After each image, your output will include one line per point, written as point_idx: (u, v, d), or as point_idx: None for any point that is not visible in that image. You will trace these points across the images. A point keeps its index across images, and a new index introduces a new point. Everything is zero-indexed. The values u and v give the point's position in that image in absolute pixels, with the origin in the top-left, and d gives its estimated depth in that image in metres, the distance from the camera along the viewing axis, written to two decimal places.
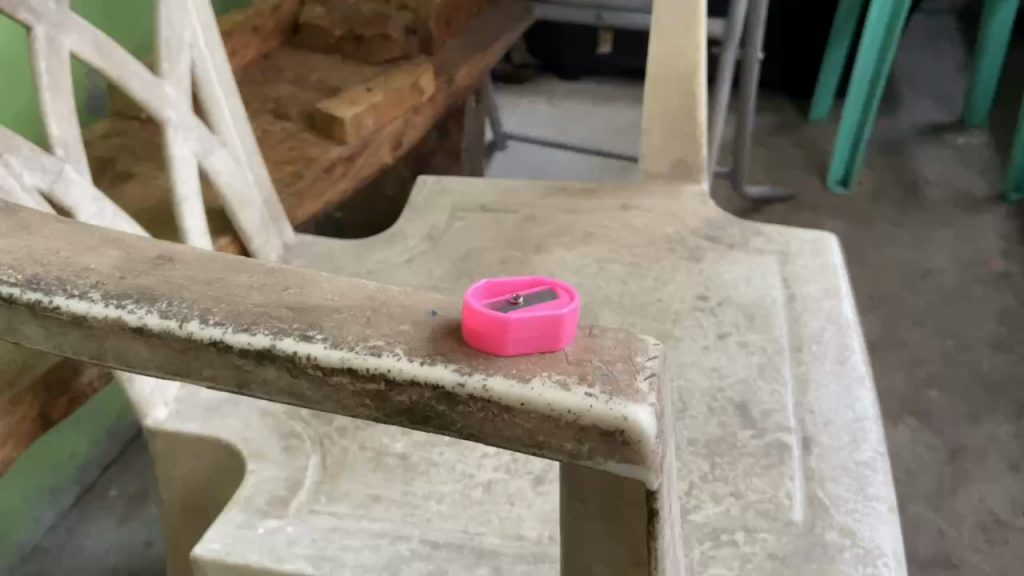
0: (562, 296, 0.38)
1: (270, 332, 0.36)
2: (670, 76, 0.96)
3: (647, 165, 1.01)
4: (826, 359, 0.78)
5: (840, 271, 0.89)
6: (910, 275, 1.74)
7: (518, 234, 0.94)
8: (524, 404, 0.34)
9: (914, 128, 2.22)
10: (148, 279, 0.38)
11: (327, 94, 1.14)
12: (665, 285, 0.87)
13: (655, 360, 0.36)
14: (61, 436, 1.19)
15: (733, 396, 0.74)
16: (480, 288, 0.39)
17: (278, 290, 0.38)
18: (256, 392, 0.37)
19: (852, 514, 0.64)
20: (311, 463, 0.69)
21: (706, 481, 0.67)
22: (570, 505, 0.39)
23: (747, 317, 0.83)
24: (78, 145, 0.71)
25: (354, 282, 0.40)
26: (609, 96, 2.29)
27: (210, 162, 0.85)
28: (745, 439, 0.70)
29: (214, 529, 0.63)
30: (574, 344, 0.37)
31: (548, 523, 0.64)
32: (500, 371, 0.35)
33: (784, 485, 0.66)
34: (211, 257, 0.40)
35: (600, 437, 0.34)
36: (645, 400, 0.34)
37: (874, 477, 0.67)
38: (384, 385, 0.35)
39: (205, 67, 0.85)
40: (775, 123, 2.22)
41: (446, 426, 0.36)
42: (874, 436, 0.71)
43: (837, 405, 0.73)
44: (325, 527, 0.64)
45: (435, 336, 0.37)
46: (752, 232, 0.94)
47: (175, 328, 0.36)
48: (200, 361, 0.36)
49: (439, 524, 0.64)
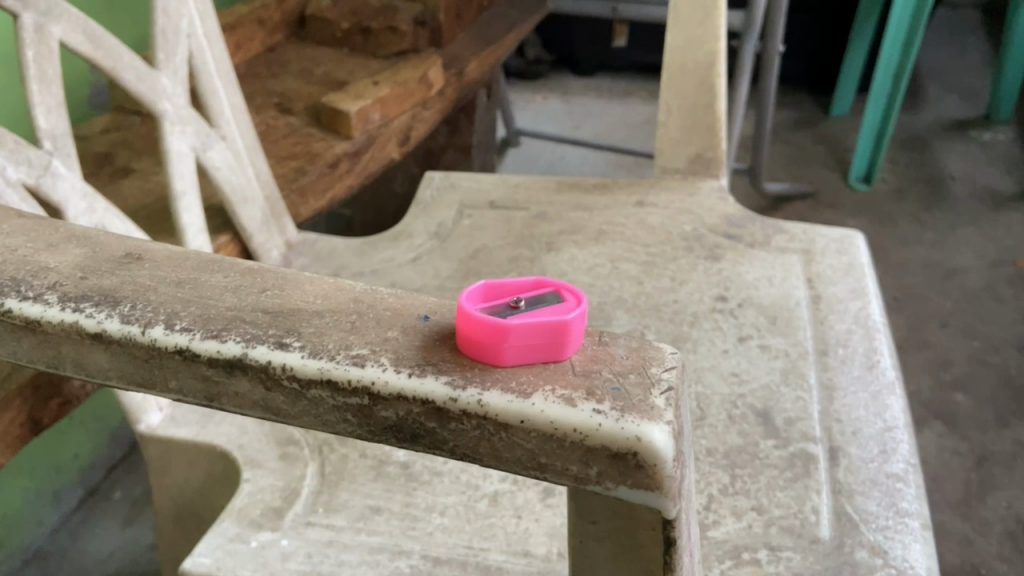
0: (568, 299, 0.34)
1: (242, 339, 0.32)
2: (687, 67, 0.92)
3: (663, 160, 0.96)
4: (853, 364, 0.74)
5: (867, 271, 0.84)
6: (935, 274, 1.69)
7: (528, 232, 0.91)
8: (524, 421, 0.30)
9: (939, 123, 2.16)
10: (111, 280, 0.35)
11: (333, 86, 1.10)
12: (682, 285, 0.83)
13: (672, 372, 0.32)
14: (64, 437, 1.16)
15: (755, 403, 0.70)
16: (476, 290, 0.35)
17: (255, 292, 0.35)
18: (227, 405, 0.33)
19: (884, 531, 0.60)
20: (308, 472, 0.66)
21: (726, 494, 0.63)
22: (578, 527, 0.35)
23: (768, 319, 0.79)
24: (68, 138, 0.67)
25: (339, 284, 0.36)
26: (624, 92, 2.25)
27: (208, 157, 0.81)
28: (767, 449, 0.66)
29: (204, 542, 0.60)
30: (582, 354, 0.33)
31: (557, 538, 0.60)
32: (497, 384, 0.31)
33: (809, 499, 0.62)
34: (182, 257, 0.37)
35: (609, 458, 0.30)
36: (662, 418, 0.30)
37: (907, 491, 0.62)
38: (367, 400, 0.32)
39: (203, 58, 0.82)
40: (795, 118, 2.17)
41: (437, 445, 0.32)
42: (906, 447, 0.66)
43: (866, 413, 0.69)
44: (321, 540, 0.60)
45: (425, 344, 0.33)
46: (773, 229, 0.90)
47: (138, 335, 0.32)
48: (166, 371, 0.33)
49: (442, 539, 0.60)
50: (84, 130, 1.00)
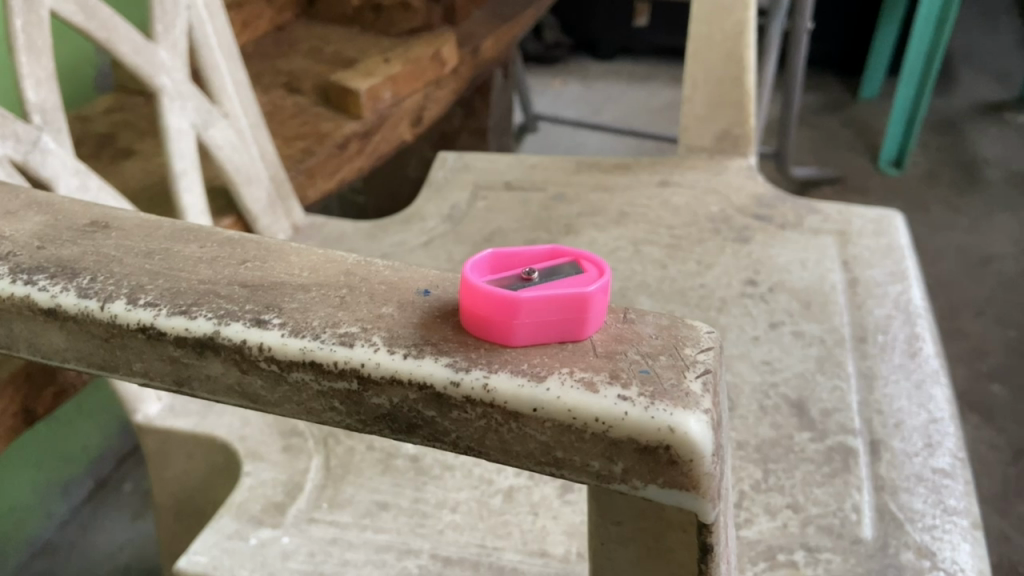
0: (588, 271, 0.30)
1: (214, 315, 0.28)
2: (715, 38, 0.87)
3: (688, 138, 0.91)
4: (894, 351, 0.69)
5: (907, 252, 0.79)
6: (969, 261, 1.63)
7: (546, 214, 0.86)
8: (537, 410, 0.26)
9: (972, 106, 2.09)
10: (71, 249, 0.31)
11: (343, 63, 1.06)
12: (709, 268, 0.78)
13: (710, 353, 0.28)
14: (73, 427, 1.12)
15: (789, 393, 0.66)
16: (482, 260, 0.31)
17: (233, 263, 0.31)
18: (199, 391, 0.29)
19: (930, 531, 0.55)
20: (313, 465, 0.62)
21: (759, 491, 0.58)
22: (599, 526, 0.30)
23: (802, 304, 0.74)
24: (58, 113, 0.62)
25: (329, 255, 0.32)
26: (645, 75, 2.20)
27: (209, 136, 0.77)
28: (803, 443, 0.61)
29: (200, 539, 0.56)
30: (604, 333, 0.29)
31: (576, 538, 0.56)
32: (506, 367, 0.27)
33: (850, 497, 0.57)
34: (154, 225, 0.33)
35: (637, 453, 0.26)
36: (698, 406, 0.26)
37: (954, 488, 0.58)
38: (356, 384, 0.27)
39: (204, 31, 0.77)
40: (822, 102, 2.11)
41: (437, 437, 0.28)
42: (953, 440, 0.61)
43: (909, 403, 0.64)
44: (325, 538, 0.56)
45: (424, 322, 0.29)
46: (806, 210, 0.85)
47: (96, 311, 0.28)
48: (128, 352, 0.29)
49: (453, 537, 0.56)
50: (86, 111, 0.97)
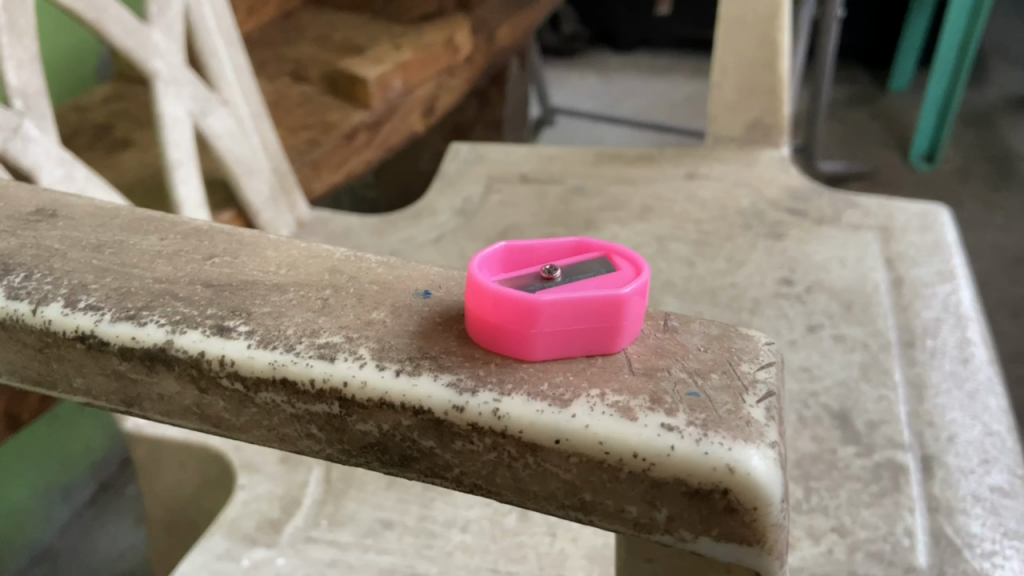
0: (622, 269, 0.25)
1: (167, 321, 0.24)
2: (746, 19, 0.81)
3: (716, 128, 0.86)
4: (944, 358, 0.63)
5: (955, 249, 0.73)
6: (1005, 260, 1.56)
7: (564, 209, 0.81)
8: (560, 441, 0.21)
9: (1006, 99, 2.01)
10: (8, 241, 0.27)
11: (353, 48, 1.01)
12: (740, 267, 0.72)
13: (771, 371, 0.23)
14: (76, 428, 1.08)
15: (830, 403, 0.60)
16: (495, 254, 0.26)
17: (197, 259, 0.26)
18: (151, 412, 0.25)
19: (991, 558, 0.49)
20: (313, 478, 0.57)
21: (800, 511, 0.53)
22: (630, 564, 0.25)
23: (842, 306, 0.68)
24: (42, 98, 0.57)
25: (312, 249, 0.27)
26: (667, 68, 2.14)
27: (208, 123, 0.72)
28: (847, 458, 0.56)
29: (187, 560, 0.51)
30: (641, 345, 0.24)
31: (597, 562, 0.51)
32: (523, 388, 0.22)
33: (902, 519, 0.52)
34: (109, 214, 0.29)
35: (685, 498, 0.21)
36: (762, 439, 0.21)
37: (1015, 508, 0.52)
38: (337, 408, 0.23)
39: (201, 11, 0.72)
40: (850, 94, 2.04)
41: (436, 471, 0.23)
42: (1011, 455, 0.56)
43: (962, 416, 0.58)
44: (323, 561, 0.51)
45: (423, 330, 0.24)
46: (844, 203, 0.79)
47: (27, 315, 0.24)
48: (67, 365, 0.25)
49: (463, 561, 0.51)
50: (84, 101, 0.93)
